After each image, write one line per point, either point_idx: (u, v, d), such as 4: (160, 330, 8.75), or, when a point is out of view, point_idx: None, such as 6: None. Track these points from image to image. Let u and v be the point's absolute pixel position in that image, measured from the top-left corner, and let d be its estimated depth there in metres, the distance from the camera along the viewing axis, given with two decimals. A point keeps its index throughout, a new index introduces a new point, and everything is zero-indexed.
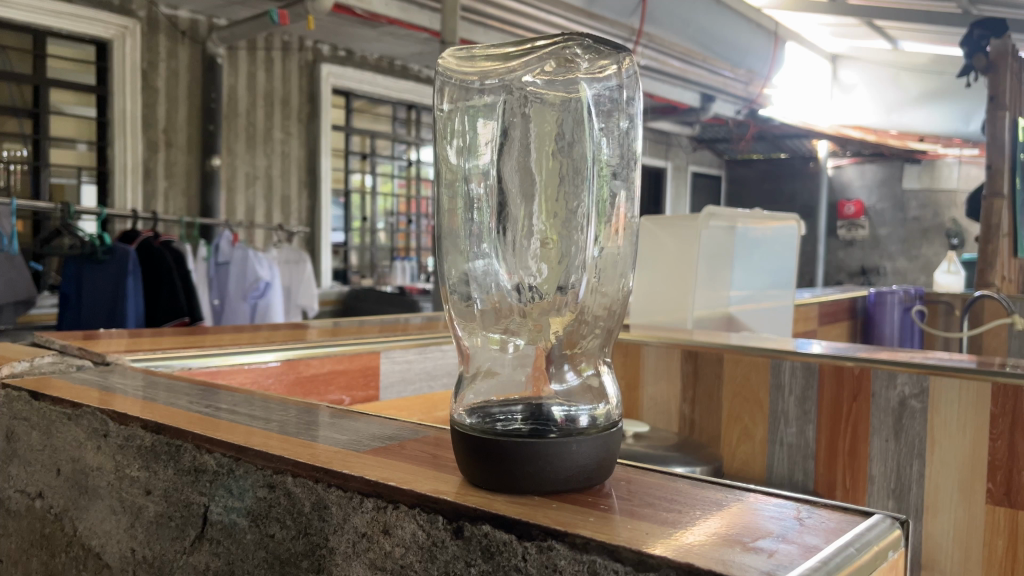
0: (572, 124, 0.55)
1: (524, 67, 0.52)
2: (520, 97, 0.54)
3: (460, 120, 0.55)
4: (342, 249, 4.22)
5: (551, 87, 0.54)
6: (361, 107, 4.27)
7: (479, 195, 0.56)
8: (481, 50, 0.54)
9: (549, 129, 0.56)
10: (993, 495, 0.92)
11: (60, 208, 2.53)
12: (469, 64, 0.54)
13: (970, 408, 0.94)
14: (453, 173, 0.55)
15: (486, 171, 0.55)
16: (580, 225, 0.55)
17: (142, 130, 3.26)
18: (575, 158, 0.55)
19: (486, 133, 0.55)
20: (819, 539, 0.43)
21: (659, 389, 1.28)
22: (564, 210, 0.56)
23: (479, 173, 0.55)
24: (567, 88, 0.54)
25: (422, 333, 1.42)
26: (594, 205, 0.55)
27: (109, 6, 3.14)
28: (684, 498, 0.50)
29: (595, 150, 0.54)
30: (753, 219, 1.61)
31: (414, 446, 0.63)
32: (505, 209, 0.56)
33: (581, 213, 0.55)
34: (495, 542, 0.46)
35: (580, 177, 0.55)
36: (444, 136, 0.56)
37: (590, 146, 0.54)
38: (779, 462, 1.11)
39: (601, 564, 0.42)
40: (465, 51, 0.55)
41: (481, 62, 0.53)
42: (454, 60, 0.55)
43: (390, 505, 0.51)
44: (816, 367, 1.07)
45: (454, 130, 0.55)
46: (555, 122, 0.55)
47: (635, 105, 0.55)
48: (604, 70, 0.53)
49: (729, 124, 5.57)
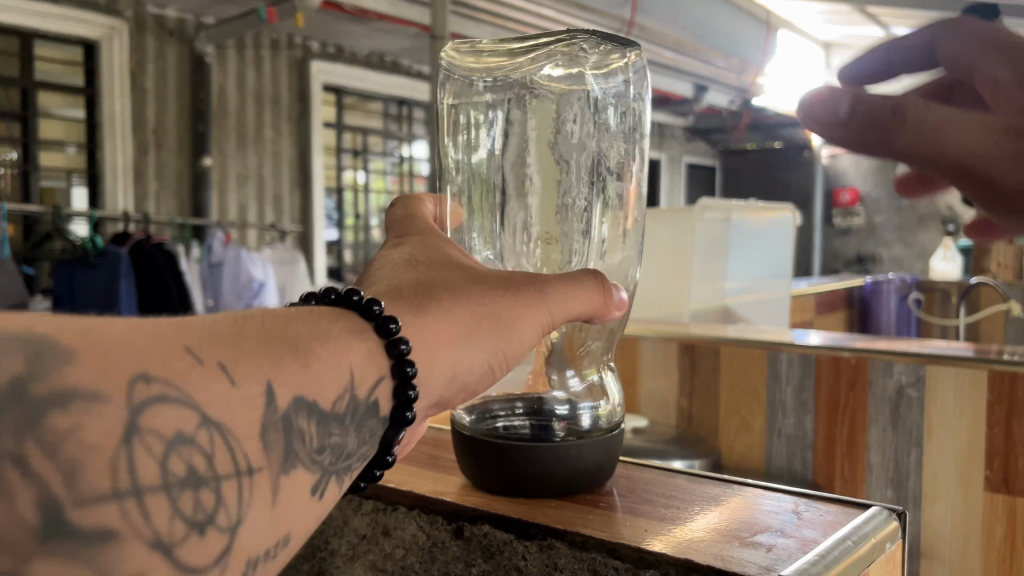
0: (577, 120, 0.61)
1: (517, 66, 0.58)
2: (525, 90, 0.60)
3: (463, 111, 0.62)
4: (335, 247, 4.23)
5: (560, 80, 0.59)
6: (351, 103, 4.25)
7: (482, 184, 0.63)
8: (488, 46, 0.57)
9: (551, 124, 0.61)
10: (991, 482, 0.92)
11: (50, 211, 2.47)
12: (475, 59, 0.58)
13: (967, 394, 0.95)
14: (458, 161, 0.64)
15: (489, 162, 0.63)
16: (582, 220, 0.62)
17: (132, 131, 3.24)
18: (582, 154, 0.61)
19: (491, 125, 0.62)
20: (816, 533, 0.44)
21: (659, 382, 1.25)
22: (565, 207, 0.62)
23: (483, 164, 0.63)
24: (572, 91, 0.60)
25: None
26: (600, 201, 0.62)
27: (96, 6, 3.12)
28: (682, 495, 0.50)
29: (601, 147, 0.61)
30: (747, 212, 1.62)
31: (413, 446, 0.63)
32: (507, 203, 0.62)
33: (583, 209, 0.62)
34: (495, 542, 0.46)
35: (586, 173, 0.62)
36: (453, 127, 0.63)
37: (593, 144, 0.61)
38: (778, 453, 1.11)
39: (601, 563, 0.42)
40: (469, 45, 0.58)
41: (488, 57, 0.57)
42: (458, 54, 0.59)
43: (387, 508, 0.53)
44: (813, 358, 1.08)
45: (459, 120, 0.63)
46: (559, 116, 0.61)
47: (641, 98, 0.61)
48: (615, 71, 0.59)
49: (723, 115, 5.55)
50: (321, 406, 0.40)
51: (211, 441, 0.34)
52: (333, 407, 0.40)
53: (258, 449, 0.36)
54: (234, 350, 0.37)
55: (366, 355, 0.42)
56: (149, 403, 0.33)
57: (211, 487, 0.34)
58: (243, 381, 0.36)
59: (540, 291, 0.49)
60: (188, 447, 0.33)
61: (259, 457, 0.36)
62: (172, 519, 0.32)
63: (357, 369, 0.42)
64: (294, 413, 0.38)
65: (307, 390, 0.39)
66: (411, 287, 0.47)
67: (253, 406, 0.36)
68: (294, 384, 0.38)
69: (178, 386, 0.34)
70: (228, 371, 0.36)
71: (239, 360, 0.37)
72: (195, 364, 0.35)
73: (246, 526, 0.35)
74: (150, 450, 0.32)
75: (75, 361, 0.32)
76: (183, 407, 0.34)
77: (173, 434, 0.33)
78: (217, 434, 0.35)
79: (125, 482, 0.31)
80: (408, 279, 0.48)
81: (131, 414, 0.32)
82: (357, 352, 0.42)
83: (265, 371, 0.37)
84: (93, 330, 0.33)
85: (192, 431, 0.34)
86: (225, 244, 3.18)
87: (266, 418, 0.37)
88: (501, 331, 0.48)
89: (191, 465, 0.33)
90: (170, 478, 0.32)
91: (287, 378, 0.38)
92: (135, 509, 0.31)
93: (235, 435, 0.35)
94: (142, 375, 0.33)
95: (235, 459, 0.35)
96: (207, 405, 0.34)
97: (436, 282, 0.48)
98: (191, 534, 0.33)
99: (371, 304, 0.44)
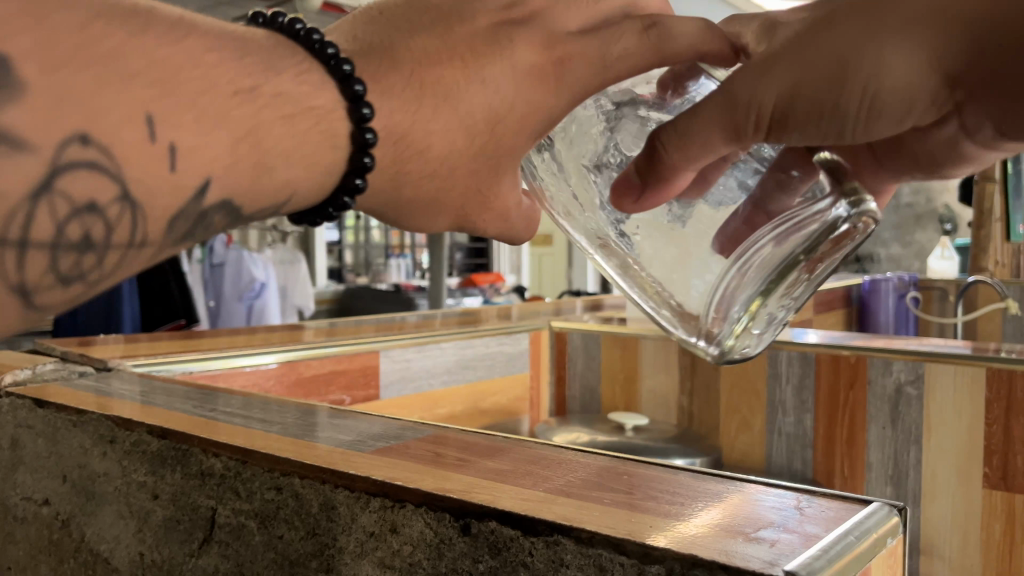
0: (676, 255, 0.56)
1: (807, 287, 0.55)
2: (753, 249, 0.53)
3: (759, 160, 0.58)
4: None
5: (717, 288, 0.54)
6: None
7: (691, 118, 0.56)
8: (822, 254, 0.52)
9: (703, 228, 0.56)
10: (990, 480, 0.93)
11: None
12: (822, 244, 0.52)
13: (964, 392, 0.95)
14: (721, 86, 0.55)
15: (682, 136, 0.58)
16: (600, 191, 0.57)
17: None
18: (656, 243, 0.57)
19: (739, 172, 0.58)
20: (819, 528, 0.45)
21: (658, 381, 1.32)
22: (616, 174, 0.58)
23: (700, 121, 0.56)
24: (735, 309, 0.53)
25: (437, 327, 1.44)
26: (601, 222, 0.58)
27: None
28: (686, 491, 0.51)
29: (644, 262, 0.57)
30: None
31: (418, 445, 0.64)
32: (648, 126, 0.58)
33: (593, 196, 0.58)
34: (501, 538, 0.47)
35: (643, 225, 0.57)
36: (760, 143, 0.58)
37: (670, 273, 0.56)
38: (778, 452, 1.13)
39: (607, 558, 0.43)
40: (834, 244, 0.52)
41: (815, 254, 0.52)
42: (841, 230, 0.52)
43: (397, 505, 0.52)
44: (813, 357, 1.09)
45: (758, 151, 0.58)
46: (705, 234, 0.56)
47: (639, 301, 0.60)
48: (734, 351, 0.56)
49: None
50: (243, 211, 0.42)
51: (121, 217, 0.36)
52: (253, 213, 0.43)
53: (162, 229, 0.38)
54: (194, 136, 0.37)
55: (317, 187, 0.44)
56: (72, 165, 0.34)
57: (97, 254, 0.37)
58: (183, 172, 0.37)
59: (480, 220, 0.55)
60: (93, 214, 0.36)
61: (158, 236, 0.38)
62: (42, 274, 0.35)
63: (299, 195, 0.44)
64: (216, 211, 0.40)
65: (238, 196, 0.41)
66: (423, 152, 0.48)
67: (180, 194, 0.38)
68: (229, 187, 0.40)
69: (114, 155, 0.35)
70: (174, 155, 0.36)
71: (192, 151, 0.37)
72: (146, 139, 0.35)
73: (122, 272, 0.39)
74: (54, 209, 0.35)
75: (21, 97, 0.32)
76: (109, 180, 0.35)
77: (84, 202, 0.35)
78: (130, 212, 0.37)
79: (14, 233, 0.34)
80: (434, 131, 0.48)
81: (50, 170, 0.34)
82: (307, 184, 0.44)
83: (211, 170, 0.38)
84: (59, 58, 0.32)
85: (105, 203, 0.36)
86: (227, 244, 3.13)
87: (187, 206, 0.39)
88: (437, 212, 0.52)
89: (87, 232, 0.36)
90: (61, 239, 0.35)
91: (226, 181, 0.39)
92: (9, 261, 0.34)
93: (148, 219, 0.37)
94: (80, 136, 0.33)
95: (134, 234, 0.37)
96: (134, 183, 0.36)
97: (444, 170, 0.49)
98: (54, 286, 0.36)
99: (366, 149, 0.45)
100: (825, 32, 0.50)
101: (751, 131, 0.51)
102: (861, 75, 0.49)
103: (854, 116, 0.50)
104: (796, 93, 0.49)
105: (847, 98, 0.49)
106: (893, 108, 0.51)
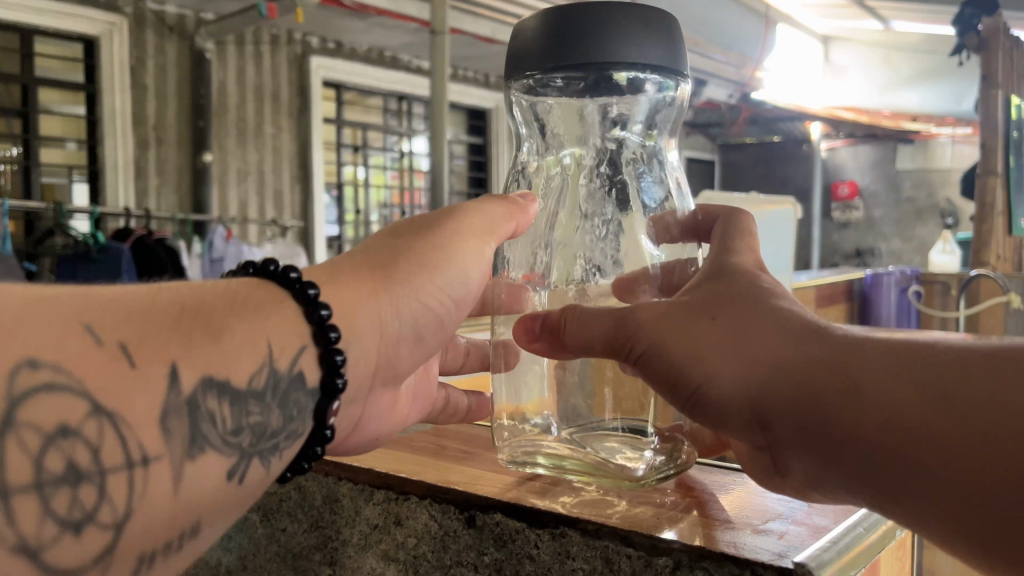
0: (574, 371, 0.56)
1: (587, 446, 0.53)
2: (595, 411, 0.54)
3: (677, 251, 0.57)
4: (336, 242, 4.19)
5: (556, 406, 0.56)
6: (351, 99, 4.28)
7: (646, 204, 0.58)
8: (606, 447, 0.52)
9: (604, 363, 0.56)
10: None
11: (52, 206, 2.41)
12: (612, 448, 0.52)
13: None
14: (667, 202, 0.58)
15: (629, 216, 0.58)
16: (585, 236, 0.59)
17: (132, 127, 3.22)
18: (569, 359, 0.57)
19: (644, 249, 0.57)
20: (828, 519, 0.44)
21: None
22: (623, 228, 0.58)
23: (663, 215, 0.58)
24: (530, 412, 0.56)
25: None
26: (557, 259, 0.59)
27: (95, 2, 3.11)
28: (689, 484, 0.51)
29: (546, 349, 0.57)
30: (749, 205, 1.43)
31: (420, 437, 0.63)
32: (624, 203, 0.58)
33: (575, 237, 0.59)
34: (507, 530, 0.47)
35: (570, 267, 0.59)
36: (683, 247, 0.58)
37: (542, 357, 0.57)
38: None
39: (614, 551, 0.43)
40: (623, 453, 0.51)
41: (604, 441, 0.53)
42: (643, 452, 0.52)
43: (400, 497, 0.52)
44: None
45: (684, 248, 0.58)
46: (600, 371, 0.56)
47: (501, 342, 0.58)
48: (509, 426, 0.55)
49: (724, 112, 5.31)
50: (233, 385, 0.37)
51: (101, 434, 0.31)
52: (247, 383, 0.38)
53: (157, 435, 0.33)
54: (138, 330, 0.33)
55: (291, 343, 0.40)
56: (30, 393, 0.30)
57: (95, 483, 0.31)
58: (144, 365, 0.33)
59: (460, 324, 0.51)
60: (72, 442, 0.30)
61: (158, 445, 0.33)
62: (42, 522, 0.29)
63: (275, 339, 0.40)
64: (202, 394, 0.35)
65: (217, 368, 0.36)
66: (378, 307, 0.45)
67: (153, 388, 0.33)
68: (199, 363, 0.35)
69: (65, 370, 0.31)
70: (128, 353, 0.33)
71: (143, 341, 0.33)
72: (91, 344, 0.32)
73: (134, 523, 0.32)
74: (24, 445, 0.29)
75: None
76: (76, 397, 0.31)
77: (54, 427, 0.30)
78: (110, 424, 0.32)
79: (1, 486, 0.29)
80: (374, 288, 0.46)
81: (10, 405, 0.29)
82: (276, 324, 0.40)
83: (171, 352, 0.34)
84: None
85: (79, 423, 0.31)
86: (227, 238, 3.12)
87: (169, 401, 0.34)
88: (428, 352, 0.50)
89: (71, 461, 0.30)
90: (44, 476, 0.30)
91: (195, 358, 0.35)
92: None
93: (133, 430, 0.32)
94: (26, 360, 0.30)
95: (130, 451, 0.32)
96: (98, 391, 0.31)
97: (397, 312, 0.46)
98: (64, 535, 0.30)
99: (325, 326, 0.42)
100: (714, 318, 0.43)
101: (625, 355, 0.46)
102: (706, 371, 0.42)
103: (684, 402, 0.44)
104: (658, 351, 0.44)
105: (685, 386, 0.43)
106: (722, 421, 0.43)
